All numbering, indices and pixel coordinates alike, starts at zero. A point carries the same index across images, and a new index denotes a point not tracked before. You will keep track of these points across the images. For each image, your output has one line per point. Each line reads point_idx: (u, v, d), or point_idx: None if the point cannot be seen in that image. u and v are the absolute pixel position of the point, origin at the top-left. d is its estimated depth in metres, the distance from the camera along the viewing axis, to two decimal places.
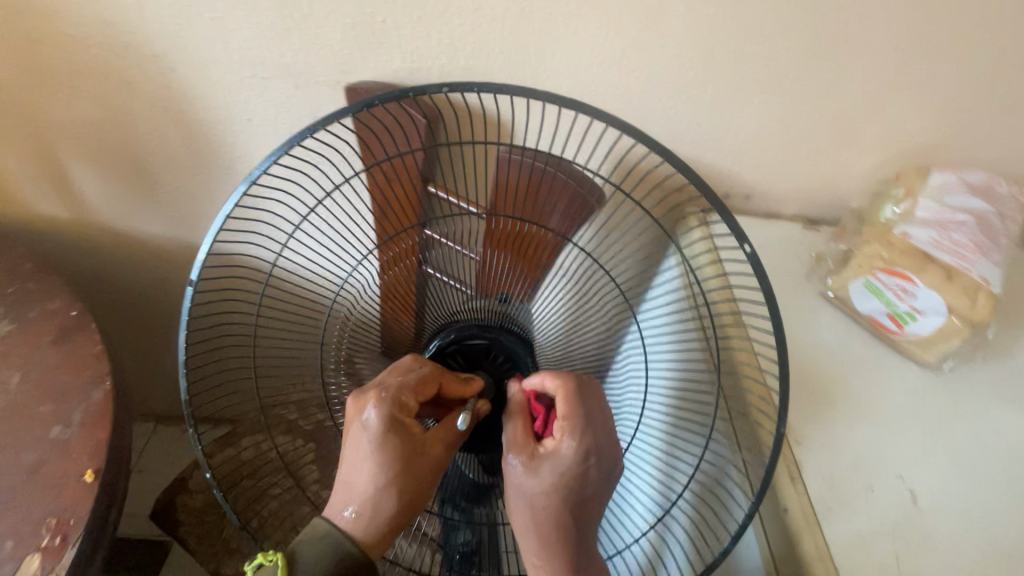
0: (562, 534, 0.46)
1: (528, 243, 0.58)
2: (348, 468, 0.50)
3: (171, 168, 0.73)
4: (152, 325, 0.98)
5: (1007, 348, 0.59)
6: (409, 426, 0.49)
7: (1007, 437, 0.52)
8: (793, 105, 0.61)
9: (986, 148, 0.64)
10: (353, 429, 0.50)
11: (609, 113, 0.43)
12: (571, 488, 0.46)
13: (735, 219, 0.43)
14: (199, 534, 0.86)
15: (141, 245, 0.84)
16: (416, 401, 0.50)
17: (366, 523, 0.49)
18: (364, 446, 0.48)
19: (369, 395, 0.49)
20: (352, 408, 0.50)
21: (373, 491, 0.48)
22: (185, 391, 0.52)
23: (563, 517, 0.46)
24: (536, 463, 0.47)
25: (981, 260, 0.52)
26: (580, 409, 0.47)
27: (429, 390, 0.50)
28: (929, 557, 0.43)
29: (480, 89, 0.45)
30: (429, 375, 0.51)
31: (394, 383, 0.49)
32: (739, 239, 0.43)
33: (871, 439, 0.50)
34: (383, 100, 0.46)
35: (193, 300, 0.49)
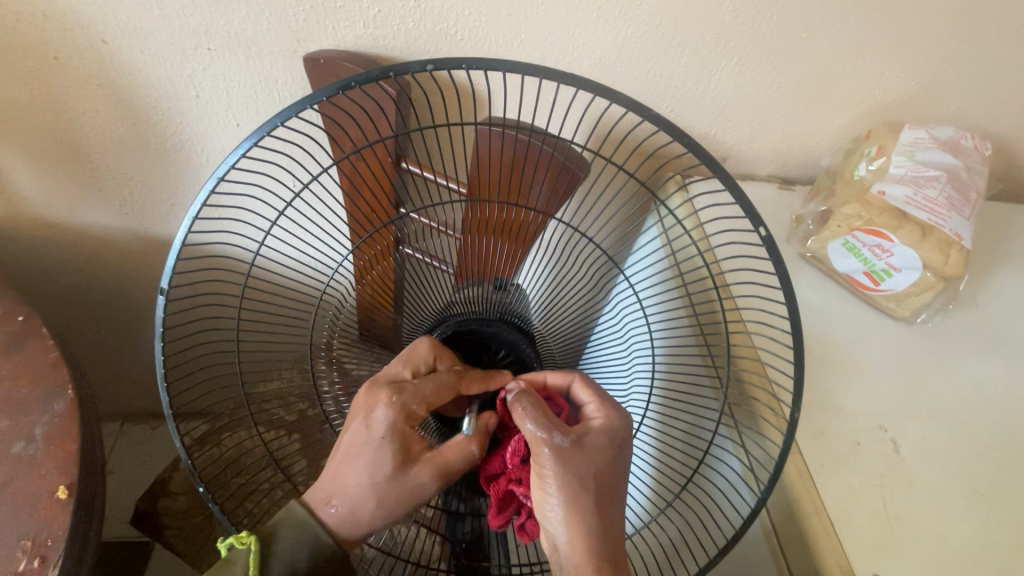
0: (603, 514, 0.45)
1: (513, 223, 0.55)
2: (339, 461, 0.48)
3: (112, 152, 0.67)
4: (107, 322, 0.91)
5: (973, 297, 0.62)
6: (410, 432, 0.48)
7: (975, 383, 0.55)
8: (771, 64, 0.60)
9: (952, 101, 0.65)
10: (352, 430, 0.48)
11: (612, 90, 0.42)
12: (611, 460, 0.46)
13: (750, 201, 0.44)
14: (186, 535, 0.84)
15: (86, 238, 0.78)
16: (426, 407, 0.48)
17: (345, 518, 0.48)
18: (363, 449, 0.47)
19: (379, 394, 0.48)
20: (358, 402, 0.48)
21: (360, 487, 0.47)
22: (167, 402, 0.51)
23: (604, 493, 0.45)
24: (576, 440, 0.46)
25: (953, 216, 0.54)
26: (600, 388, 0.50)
27: (445, 396, 0.49)
28: (912, 502, 0.46)
29: (469, 65, 0.43)
30: (448, 381, 0.49)
31: (410, 388, 0.48)
32: (755, 222, 0.44)
33: (855, 394, 0.52)
34: (358, 82, 0.44)
35: (166, 309, 0.49)
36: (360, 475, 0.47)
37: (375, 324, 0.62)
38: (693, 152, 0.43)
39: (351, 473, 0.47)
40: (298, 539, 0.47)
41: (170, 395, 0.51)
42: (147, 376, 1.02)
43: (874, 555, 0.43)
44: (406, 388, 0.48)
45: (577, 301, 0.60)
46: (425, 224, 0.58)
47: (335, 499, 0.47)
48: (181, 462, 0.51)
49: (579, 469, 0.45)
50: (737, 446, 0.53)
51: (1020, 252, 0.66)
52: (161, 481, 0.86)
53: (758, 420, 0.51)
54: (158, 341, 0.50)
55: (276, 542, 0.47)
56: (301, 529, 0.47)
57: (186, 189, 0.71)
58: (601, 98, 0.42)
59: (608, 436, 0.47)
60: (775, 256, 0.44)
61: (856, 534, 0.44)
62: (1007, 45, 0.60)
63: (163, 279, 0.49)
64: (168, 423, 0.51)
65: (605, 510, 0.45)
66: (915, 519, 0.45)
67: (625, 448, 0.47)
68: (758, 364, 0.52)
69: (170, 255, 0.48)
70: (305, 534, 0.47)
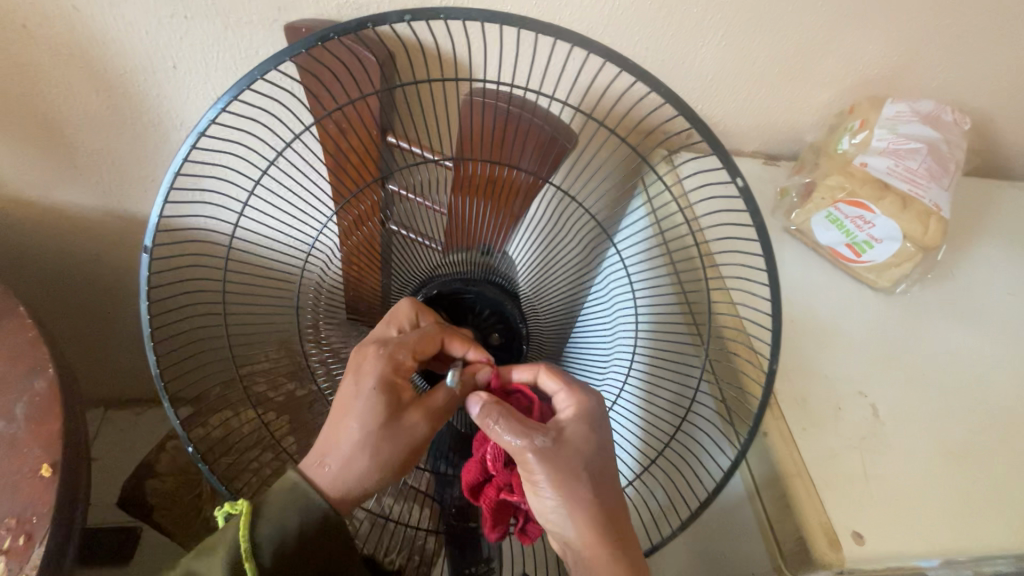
0: (589, 495, 0.44)
1: (498, 191, 0.55)
2: (334, 420, 0.48)
3: (87, 127, 0.65)
4: (88, 305, 0.90)
5: (951, 269, 0.63)
6: (399, 389, 0.48)
7: (952, 351, 0.56)
8: (756, 37, 0.60)
9: (934, 76, 0.66)
10: (342, 389, 0.48)
11: (587, 39, 0.41)
12: (591, 445, 0.46)
13: (727, 154, 0.43)
14: (175, 516, 0.84)
15: (63, 218, 0.76)
16: (414, 360, 0.49)
17: (337, 481, 0.48)
18: (352, 404, 0.47)
19: (369, 349, 0.49)
20: (352, 360, 0.49)
21: (353, 449, 0.47)
22: (154, 364, 0.51)
23: (590, 474, 0.45)
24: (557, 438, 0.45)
25: (933, 186, 0.55)
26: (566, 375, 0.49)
27: (430, 346, 0.49)
28: (890, 463, 0.48)
29: (446, 16, 0.41)
30: (433, 332, 0.50)
31: (395, 340, 0.49)
32: (731, 172, 0.43)
33: (836, 362, 0.54)
34: (336, 33, 0.42)
35: (149, 270, 0.48)
36: (352, 430, 0.47)
37: (359, 296, 0.60)
38: (672, 103, 0.42)
39: (343, 429, 0.47)
40: (288, 504, 0.46)
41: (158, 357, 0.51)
42: (130, 361, 1.00)
43: (852, 513, 0.44)
44: (392, 340, 0.49)
45: (564, 271, 0.60)
46: (405, 196, 0.57)
47: (329, 455, 0.48)
48: (171, 425, 0.52)
49: (562, 460, 0.44)
50: (719, 410, 0.54)
51: (997, 225, 0.68)
52: (148, 463, 0.85)
53: (743, 381, 0.51)
54: (143, 303, 0.49)
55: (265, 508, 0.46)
56: (292, 494, 0.47)
57: (165, 165, 0.70)
58: (575, 46, 0.41)
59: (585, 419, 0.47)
60: (752, 210, 0.43)
61: (837, 494, 0.45)
62: (989, 19, 0.61)
63: (145, 237, 0.47)
64: (157, 388, 0.51)
65: (597, 480, 0.45)
66: (893, 479, 0.47)
67: (603, 425, 0.47)
68: (740, 326, 0.53)
69: (152, 214, 0.47)
70: (295, 499, 0.47)
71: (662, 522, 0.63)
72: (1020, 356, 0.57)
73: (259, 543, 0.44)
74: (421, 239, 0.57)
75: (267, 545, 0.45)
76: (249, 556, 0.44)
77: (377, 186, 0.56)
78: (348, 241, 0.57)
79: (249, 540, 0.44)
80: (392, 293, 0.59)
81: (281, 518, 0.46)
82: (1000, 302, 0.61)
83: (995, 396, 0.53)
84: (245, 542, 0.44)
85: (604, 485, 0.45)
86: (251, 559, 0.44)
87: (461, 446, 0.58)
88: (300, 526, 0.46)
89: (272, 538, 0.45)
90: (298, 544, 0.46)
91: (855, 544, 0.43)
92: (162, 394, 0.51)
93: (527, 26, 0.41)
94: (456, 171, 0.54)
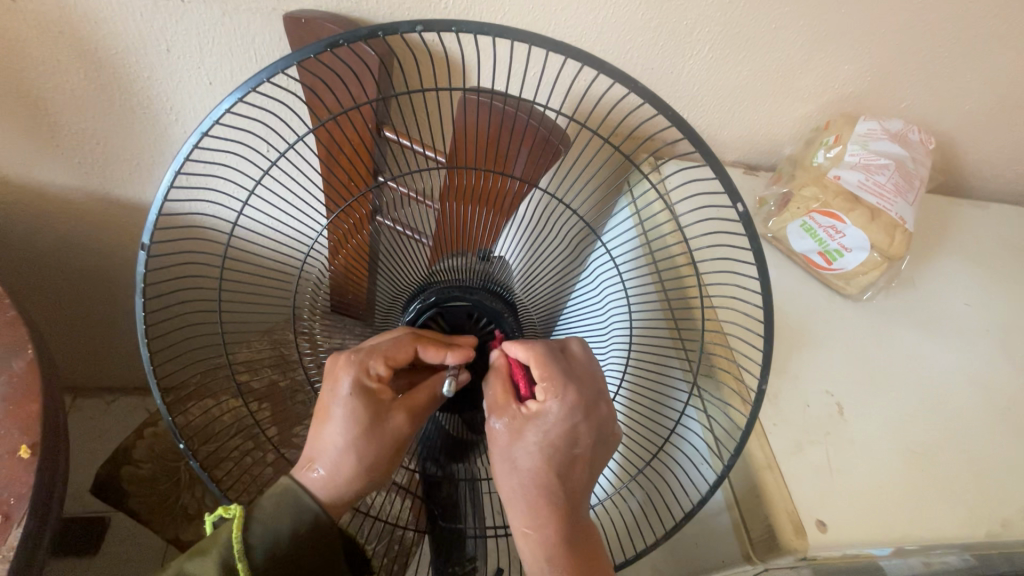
0: (550, 497, 0.46)
1: (493, 192, 0.56)
2: (317, 429, 0.48)
3: (75, 107, 0.64)
4: (63, 288, 0.88)
5: (914, 278, 0.67)
6: (377, 392, 0.47)
7: (912, 354, 0.60)
8: (742, 52, 0.63)
9: (906, 98, 0.69)
10: (323, 393, 0.48)
11: (598, 59, 0.42)
12: (560, 446, 0.45)
13: (729, 177, 0.43)
14: (151, 504, 0.83)
15: (42, 198, 0.74)
16: (386, 367, 0.47)
17: (333, 485, 0.48)
18: (332, 410, 0.47)
19: (341, 361, 0.47)
20: (328, 370, 0.48)
21: (340, 452, 0.47)
22: (149, 360, 0.50)
23: (551, 479, 0.46)
24: (519, 425, 0.46)
25: (899, 201, 0.59)
26: (559, 368, 0.46)
27: (402, 354, 0.47)
28: (852, 457, 0.51)
29: (459, 29, 0.42)
30: (405, 339, 0.48)
31: (366, 347, 0.47)
32: (733, 198, 0.43)
33: (806, 362, 0.57)
34: (349, 40, 0.43)
35: (147, 264, 0.47)
36: (335, 434, 0.47)
37: (347, 297, 0.61)
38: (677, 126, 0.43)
39: (328, 433, 0.47)
40: (281, 504, 0.46)
41: (151, 353, 0.50)
42: (107, 347, 0.98)
43: (816, 502, 0.47)
44: (363, 347, 0.47)
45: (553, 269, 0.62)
46: (404, 194, 0.59)
47: (319, 459, 0.48)
48: (164, 420, 0.51)
49: (530, 436, 0.45)
50: (697, 411, 0.57)
51: (956, 239, 0.72)
52: (125, 450, 0.84)
53: (723, 389, 0.55)
54: (140, 298, 0.48)
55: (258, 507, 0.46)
56: (284, 497, 0.47)
57: (154, 148, 0.69)
58: (587, 66, 0.42)
59: (577, 408, 0.45)
60: (751, 234, 0.44)
61: (802, 485, 0.48)
62: (955, 48, 0.65)
63: (145, 234, 0.47)
64: (150, 383, 0.50)
65: (561, 481, 0.46)
66: (855, 472, 0.50)
67: (585, 431, 0.46)
68: (721, 337, 0.56)
69: (152, 209, 0.46)
70: (286, 499, 0.47)
71: (648, 528, 0.62)
72: (972, 361, 0.61)
73: (252, 542, 0.45)
74: (410, 233, 0.57)
75: (260, 545, 0.45)
76: (243, 556, 0.44)
77: (367, 200, 0.57)
78: (340, 246, 0.57)
79: (242, 540, 0.44)
80: (380, 294, 0.58)
81: (274, 517, 0.46)
82: (957, 311, 0.65)
83: (949, 397, 0.57)
84: (238, 543, 0.44)
85: (574, 476, 0.46)
86: (243, 559, 0.44)
87: (451, 448, 0.57)
88: (291, 524, 0.46)
89: (264, 538, 0.45)
90: (291, 549, 0.46)
91: (818, 531, 0.46)
92: (155, 390, 0.51)
93: (541, 45, 0.42)
94: (450, 175, 0.55)
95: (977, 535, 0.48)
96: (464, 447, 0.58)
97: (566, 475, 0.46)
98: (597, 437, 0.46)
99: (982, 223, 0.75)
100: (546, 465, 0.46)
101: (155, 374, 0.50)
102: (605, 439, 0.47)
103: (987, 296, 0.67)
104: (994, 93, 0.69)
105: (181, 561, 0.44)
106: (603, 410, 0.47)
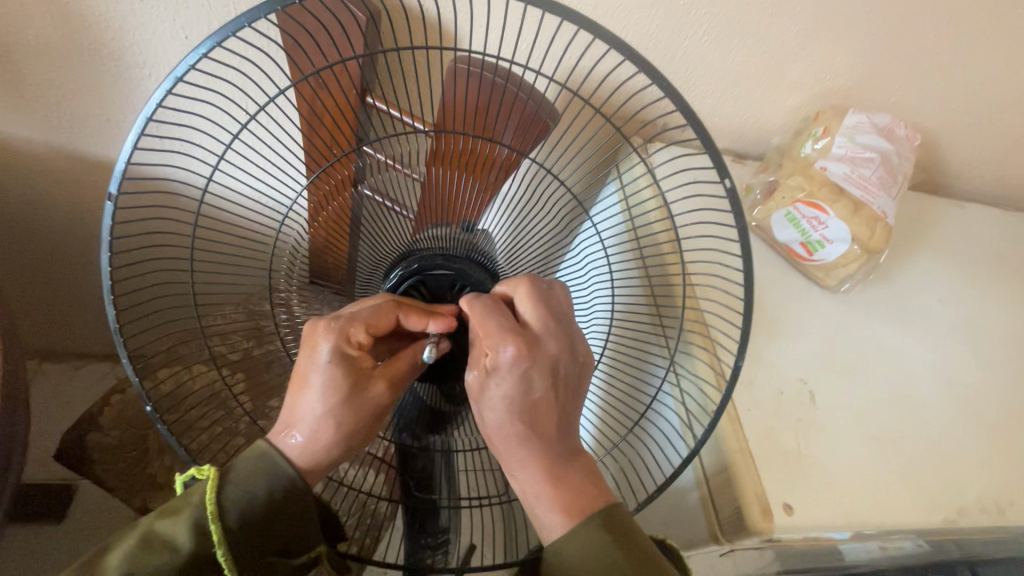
0: (525, 444, 0.43)
1: (476, 162, 0.54)
2: (293, 396, 0.46)
3: (40, 56, 0.60)
4: (26, 248, 0.84)
5: (891, 272, 0.68)
6: (358, 360, 0.46)
7: (884, 346, 0.61)
8: (734, 35, 0.63)
9: (895, 94, 0.70)
10: (300, 361, 0.46)
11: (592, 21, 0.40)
12: (517, 394, 0.42)
13: (719, 152, 0.42)
14: (119, 471, 0.81)
15: (5, 151, 0.70)
16: (367, 335, 0.46)
17: (312, 452, 0.45)
18: (310, 377, 0.45)
19: (319, 328, 0.46)
20: (304, 338, 0.46)
21: (320, 418, 0.44)
22: (115, 318, 0.48)
23: (520, 428, 0.43)
24: (484, 379, 0.43)
25: (882, 195, 0.60)
26: (496, 319, 0.44)
27: (383, 322, 0.46)
28: (823, 443, 0.52)
29: None
30: (386, 306, 0.47)
31: (346, 313, 0.46)
32: (720, 172, 0.43)
33: (780, 349, 0.58)
34: None
35: (115, 217, 0.44)
36: (313, 402, 0.45)
37: (325, 264, 0.59)
38: (671, 98, 0.41)
39: (305, 399, 0.45)
40: (257, 468, 0.43)
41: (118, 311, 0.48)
42: (75, 310, 0.95)
43: (784, 486, 0.49)
44: (342, 314, 0.46)
45: (536, 244, 0.60)
46: (381, 159, 0.55)
47: (297, 428, 0.45)
48: (131, 383, 0.49)
49: (491, 388, 0.43)
50: (671, 389, 0.57)
51: (933, 236, 0.73)
52: (91, 416, 0.83)
53: (698, 367, 0.55)
54: (104, 254, 0.46)
55: (236, 471, 0.43)
56: (261, 461, 0.44)
57: (123, 103, 0.66)
58: (581, 28, 0.40)
59: (523, 351, 0.42)
60: (737, 210, 0.44)
61: (772, 469, 0.49)
62: (946, 45, 0.65)
63: (112, 184, 0.43)
64: (116, 344, 0.48)
65: (536, 427, 0.43)
66: (823, 458, 0.51)
67: (540, 373, 0.43)
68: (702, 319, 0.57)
69: (120, 158, 0.43)
70: (264, 464, 0.44)
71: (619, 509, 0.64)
72: (943, 356, 0.62)
73: (226, 505, 0.42)
74: (392, 203, 0.55)
75: (234, 508, 0.42)
76: (215, 517, 0.41)
77: (349, 161, 0.55)
78: (319, 212, 0.56)
79: (216, 501, 0.41)
80: (362, 261, 0.58)
81: (250, 480, 0.43)
82: (929, 307, 0.66)
83: (917, 391, 0.58)
84: (213, 505, 0.41)
85: (543, 423, 0.43)
86: (217, 522, 0.41)
87: (428, 420, 0.56)
88: (269, 490, 0.43)
89: (241, 501, 0.42)
90: (268, 513, 0.43)
91: (785, 514, 0.47)
92: (121, 351, 0.48)
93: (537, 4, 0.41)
94: (435, 141, 0.53)
95: (934, 522, 0.50)
96: (442, 419, 0.56)
97: (535, 420, 0.43)
98: (552, 378, 0.43)
99: (960, 222, 0.76)
100: (510, 414, 0.43)
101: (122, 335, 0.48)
102: (574, 385, 0.45)
103: (960, 294, 0.68)
104: (981, 94, 0.70)
105: (150, 521, 0.42)
106: (549, 349, 0.44)
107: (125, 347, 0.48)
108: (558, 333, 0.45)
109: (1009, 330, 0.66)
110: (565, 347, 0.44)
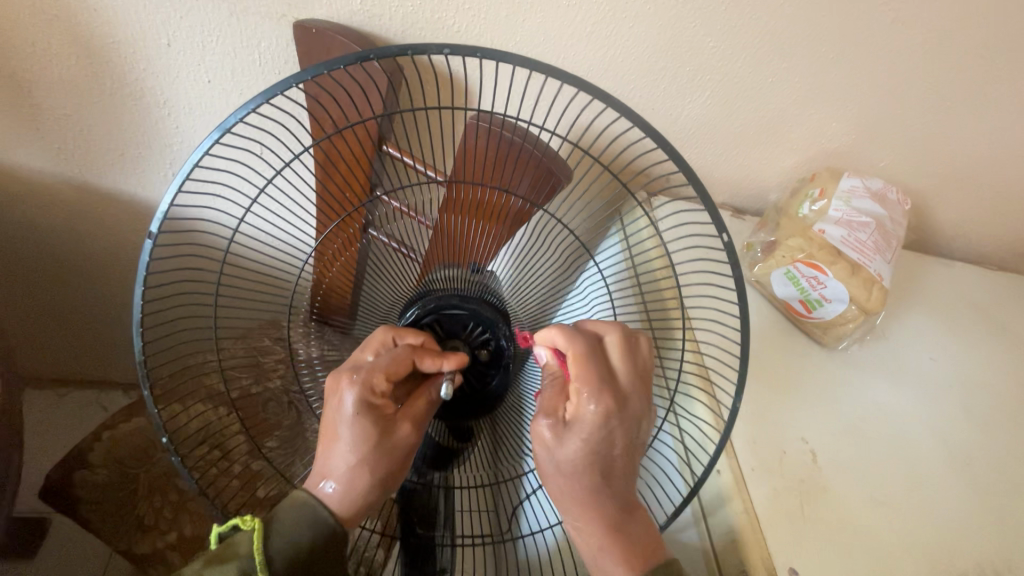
0: (592, 491, 0.45)
1: (491, 208, 0.54)
2: (324, 447, 0.45)
3: (65, 92, 0.61)
4: (26, 274, 0.83)
5: (884, 331, 0.70)
6: (382, 408, 0.46)
7: (881, 405, 0.63)
8: (735, 101, 0.66)
9: (885, 161, 0.73)
10: (326, 411, 0.46)
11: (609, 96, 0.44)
12: (599, 450, 0.44)
13: (717, 209, 0.46)
14: (105, 511, 0.79)
15: (13, 178, 0.70)
16: (388, 382, 0.46)
17: (346, 497, 0.45)
18: (339, 429, 0.45)
19: (343, 378, 0.45)
20: (327, 389, 0.46)
21: (353, 467, 0.45)
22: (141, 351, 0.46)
23: (593, 479, 0.45)
24: (562, 431, 0.45)
25: (877, 257, 0.62)
26: (591, 368, 0.44)
27: (402, 368, 0.46)
28: (825, 504, 0.53)
29: (484, 55, 0.42)
30: (402, 352, 0.46)
31: (367, 364, 0.46)
32: (718, 229, 0.46)
33: (781, 406, 0.59)
34: (380, 56, 0.42)
35: (152, 254, 0.45)
36: (344, 453, 0.45)
37: (330, 302, 0.59)
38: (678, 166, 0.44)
39: (336, 449, 0.45)
40: (300, 520, 0.44)
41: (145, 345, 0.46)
42: (70, 335, 0.94)
43: (790, 551, 0.49)
44: (363, 365, 0.46)
45: (544, 283, 0.60)
46: (397, 207, 0.57)
47: (329, 478, 0.45)
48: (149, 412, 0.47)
49: (569, 441, 0.44)
50: (670, 426, 0.58)
51: (922, 295, 0.76)
52: (78, 453, 0.81)
53: (698, 412, 0.57)
54: (139, 288, 0.45)
55: (276, 523, 0.43)
56: (300, 509, 0.44)
57: (141, 140, 0.67)
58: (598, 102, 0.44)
59: (610, 410, 0.43)
60: (732, 261, 0.47)
61: (777, 533, 0.50)
62: (930, 118, 0.69)
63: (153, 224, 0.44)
64: (139, 373, 0.46)
65: (608, 479, 0.45)
66: (826, 521, 0.52)
67: (622, 431, 0.44)
68: (702, 366, 0.58)
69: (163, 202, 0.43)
70: (305, 515, 0.44)
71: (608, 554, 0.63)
72: (938, 416, 0.63)
73: (273, 555, 0.42)
74: (401, 247, 0.56)
75: (279, 559, 0.42)
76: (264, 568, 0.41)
77: (359, 217, 0.56)
78: (331, 260, 0.57)
79: (265, 552, 0.42)
80: (364, 297, 0.58)
81: (294, 529, 0.43)
82: (921, 365, 0.68)
83: (913, 451, 0.59)
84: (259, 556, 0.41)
85: (615, 475, 0.45)
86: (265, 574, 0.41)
87: (434, 455, 0.56)
88: (312, 539, 0.43)
89: (284, 551, 0.42)
90: (308, 560, 0.43)
91: None
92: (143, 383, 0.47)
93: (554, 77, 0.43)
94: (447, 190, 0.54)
95: None
96: (448, 455, 0.57)
97: (609, 474, 0.45)
98: (632, 435, 0.45)
99: (950, 282, 0.79)
100: (589, 469, 0.44)
101: (146, 368, 0.47)
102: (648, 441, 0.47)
103: (950, 352, 0.70)
104: (965, 162, 0.73)
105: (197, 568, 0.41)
106: (632, 408, 0.45)
107: (147, 379, 0.47)
108: (644, 391, 0.46)
109: (998, 391, 0.68)
110: (648, 407, 0.45)
